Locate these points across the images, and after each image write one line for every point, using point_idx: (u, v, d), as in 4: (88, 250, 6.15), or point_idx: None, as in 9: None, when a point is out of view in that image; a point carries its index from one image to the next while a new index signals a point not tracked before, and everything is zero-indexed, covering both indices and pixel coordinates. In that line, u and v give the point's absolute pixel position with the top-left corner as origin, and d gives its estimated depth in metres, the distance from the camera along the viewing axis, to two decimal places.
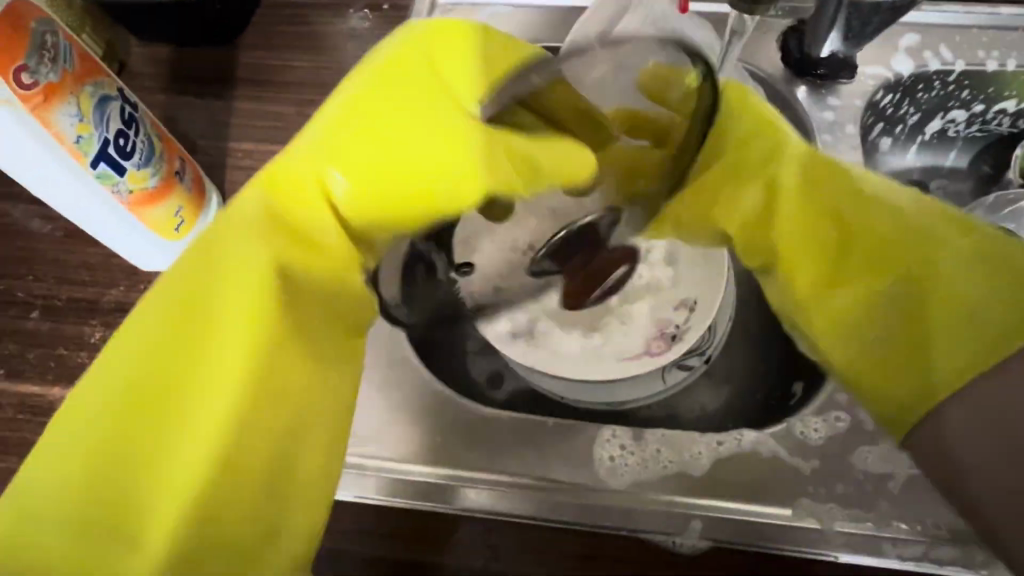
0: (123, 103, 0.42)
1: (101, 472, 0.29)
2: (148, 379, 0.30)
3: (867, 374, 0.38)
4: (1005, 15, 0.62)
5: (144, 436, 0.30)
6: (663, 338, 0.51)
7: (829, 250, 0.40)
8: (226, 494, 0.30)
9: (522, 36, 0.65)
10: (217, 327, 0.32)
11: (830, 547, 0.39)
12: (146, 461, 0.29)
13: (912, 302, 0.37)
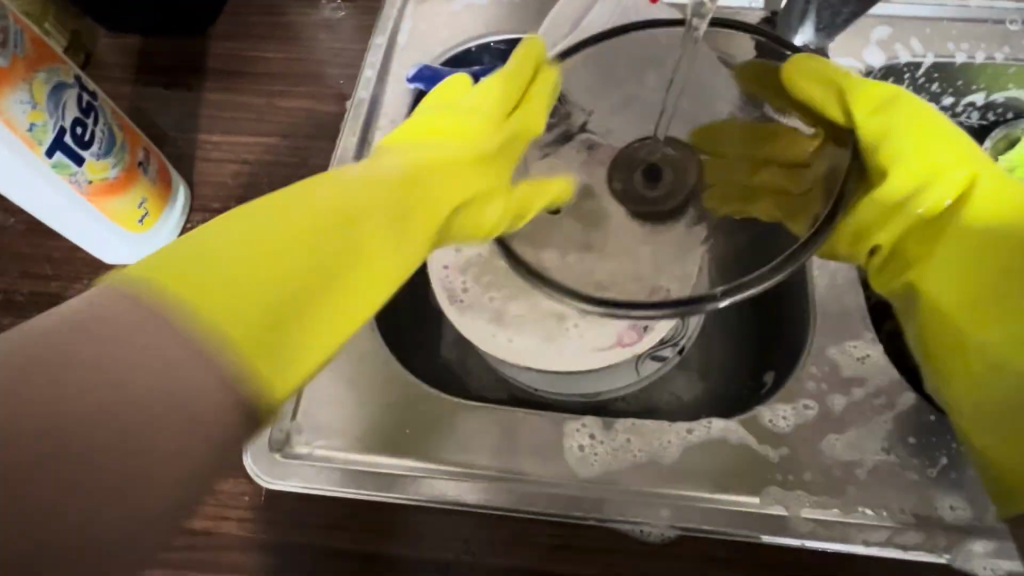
0: (80, 92, 0.41)
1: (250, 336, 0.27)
2: (307, 247, 0.31)
3: (986, 435, 0.39)
4: (974, 7, 0.63)
5: (290, 306, 0.29)
6: (635, 329, 0.52)
7: (967, 279, 0.41)
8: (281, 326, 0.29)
9: (497, 27, 0.65)
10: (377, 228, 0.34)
11: (796, 533, 0.40)
12: (280, 309, 0.29)
13: (1007, 302, 0.39)
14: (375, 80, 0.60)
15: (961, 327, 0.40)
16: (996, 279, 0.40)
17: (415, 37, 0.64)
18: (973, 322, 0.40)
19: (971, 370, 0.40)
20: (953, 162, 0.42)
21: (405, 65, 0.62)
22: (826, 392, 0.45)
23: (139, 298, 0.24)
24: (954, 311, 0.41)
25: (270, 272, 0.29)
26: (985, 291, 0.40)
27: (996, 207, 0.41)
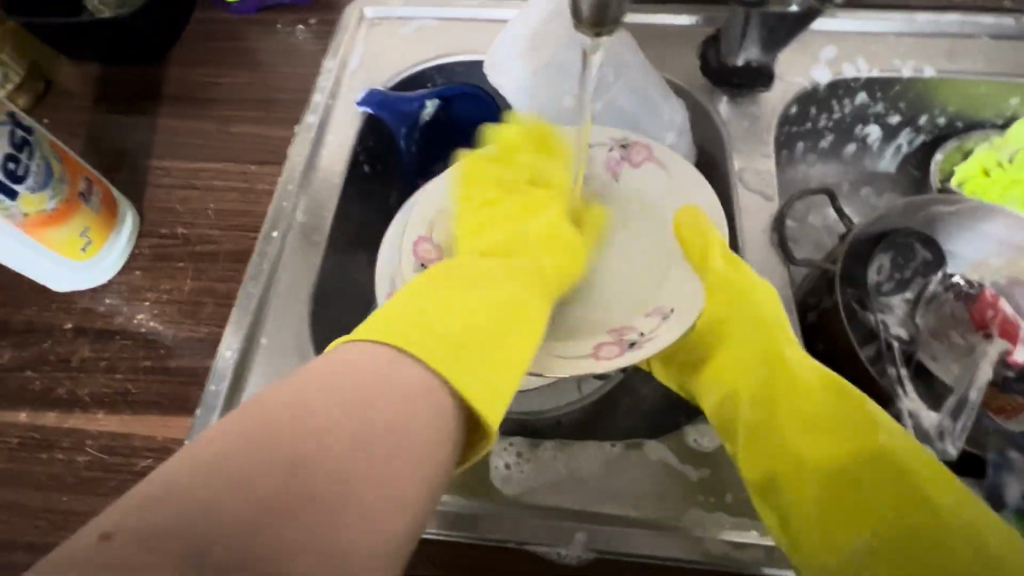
0: (13, 128, 0.43)
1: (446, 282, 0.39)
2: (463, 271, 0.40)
3: (852, 476, 0.37)
4: (921, 21, 0.63)
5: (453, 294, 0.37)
6: (618, 342, 0.41)
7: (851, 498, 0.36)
8: (425, 333, 0.33)
9: (446, 47, 0.66)
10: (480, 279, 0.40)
11: (714, 556, 0.40)
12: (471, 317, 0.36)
13: (971, 531, 0.34)
14: (324, 105, 0.61)
15: (873, 497, 0.36)
16: (889, 486, 0.36)
17: (368, 61, 0.65)
18: (888, 528, 0.35)
19: (850, 518, 0.36)
20: (855, 453, 0.37)
21: (354, 89, 0.63)
22: None
23: (389, 354, 0.31)
24: (768, 465, 0.39)
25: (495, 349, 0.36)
26: (804, 445, 0.39)
27: (883, 462, 0.37)
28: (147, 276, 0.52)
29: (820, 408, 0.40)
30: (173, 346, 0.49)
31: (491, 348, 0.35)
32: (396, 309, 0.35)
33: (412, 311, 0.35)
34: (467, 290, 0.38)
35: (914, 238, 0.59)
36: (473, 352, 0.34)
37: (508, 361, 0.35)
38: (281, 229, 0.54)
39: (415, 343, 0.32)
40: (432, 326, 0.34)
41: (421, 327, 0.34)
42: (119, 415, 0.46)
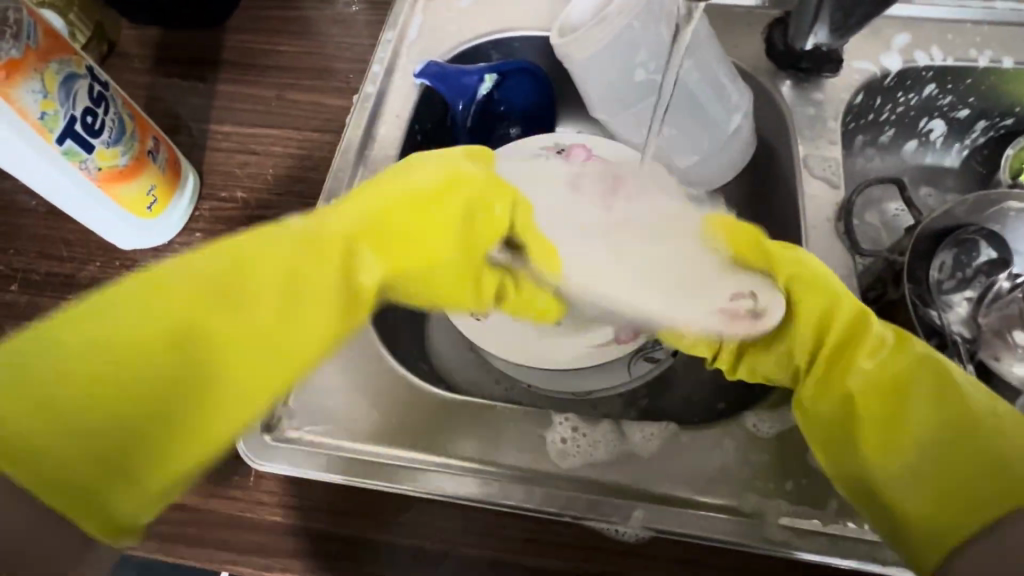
0: (91, 82, 0.43)
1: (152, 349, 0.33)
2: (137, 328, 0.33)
3: (870, 411, 0.37)
4: (1001, 9, 0.61)
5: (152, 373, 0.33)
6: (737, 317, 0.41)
7: (879, 432, 0.37)
8: (95, 416, 0.32)
9: (504, 22, 0.65)
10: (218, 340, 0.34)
11: (775, 542, 0.39)
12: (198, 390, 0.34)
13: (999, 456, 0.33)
14: (382, 75, 0.61)
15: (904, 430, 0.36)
16: (942, 409, 0.36)
17: (426, 34, 0.64)
18: (906, 464, 0.35)
19: (875, 454, 0.36)
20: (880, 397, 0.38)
21: (412, 61, 0.63)
22: None
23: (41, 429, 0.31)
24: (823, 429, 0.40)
25: (149, 381, 0.33)
26: (875, 380, 0.38)
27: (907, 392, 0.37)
28: (208, 238, 0.53)
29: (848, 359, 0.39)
30: None
31: (186, 397, 0.33)
32: (20, 355, 0.32)
33: (186, 337, 0.33)
34: (177, 349, 0.33)
35: (981, 234, 0.57)
36: (114, 393, 0.32)
37: (126, 396, 0.32)
38: (338, 196, 0.54)
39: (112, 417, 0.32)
40: (118, 391, 0.32)
41: (163, 388, 0.33)
42: None
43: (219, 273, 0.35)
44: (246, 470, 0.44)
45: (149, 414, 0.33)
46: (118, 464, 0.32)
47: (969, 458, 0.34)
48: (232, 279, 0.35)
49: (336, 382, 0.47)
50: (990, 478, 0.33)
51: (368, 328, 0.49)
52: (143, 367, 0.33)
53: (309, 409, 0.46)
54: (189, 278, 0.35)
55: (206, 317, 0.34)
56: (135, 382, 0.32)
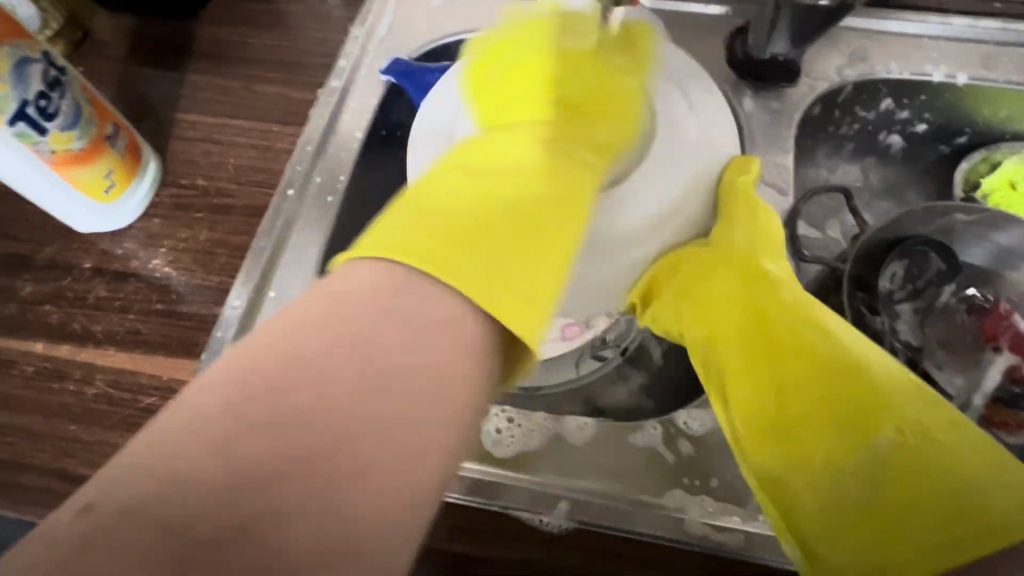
0: (46, 66, 0.44)
1: (490, 248, 0.32)
2: (492, 258, 0.31)
3: (815, 430, 0.37)
4: (957, 24, 0.62)
5: (505, 233, 0.33)
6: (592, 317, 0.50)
7: (808, 433, 0.37)
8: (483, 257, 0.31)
9: (472, 23, 0.66)
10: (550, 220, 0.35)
11: (693, 536, 0.40)
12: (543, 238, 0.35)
13: (956, 508, 0.33)
14: (348, 70, 0.62)
15: (867, 465, 0.35)
16: (900, 436, 0.35)
17: (395, 31, 0.65)
18: (851, 491, 0.35)
19: (805, 462, 0.37)
20: (827, 413, 0.37)
21: (380, 58, 0.64)
22: None
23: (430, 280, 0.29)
24: (761, 432, 0.39)
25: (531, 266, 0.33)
26: (795, 379, 0.39)
27: (862, 403, 0.37)
28: (165, 224, 0.54)
29: (804, 377, 0.39)
30: (184, 293, 0.51)
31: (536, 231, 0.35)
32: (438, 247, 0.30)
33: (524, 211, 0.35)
34: (530, 229, 0.34)
35: (931, 245, 0.57)
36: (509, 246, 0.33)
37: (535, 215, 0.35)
38: (296, 188, 0.55)
39: (446, 267, 0.29)
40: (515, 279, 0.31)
41: (466, 232, 0.32)
42: (129, 353, 0.48)
43: (517, 207, 0.35)
44: None
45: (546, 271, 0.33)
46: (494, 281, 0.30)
47: (885, 492, 0.35)
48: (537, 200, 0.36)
49: None
50: (927, 521, 0.34)
51: None
52: (502, 257, 0.32)
53: None
54: (479, 216, 0.33)
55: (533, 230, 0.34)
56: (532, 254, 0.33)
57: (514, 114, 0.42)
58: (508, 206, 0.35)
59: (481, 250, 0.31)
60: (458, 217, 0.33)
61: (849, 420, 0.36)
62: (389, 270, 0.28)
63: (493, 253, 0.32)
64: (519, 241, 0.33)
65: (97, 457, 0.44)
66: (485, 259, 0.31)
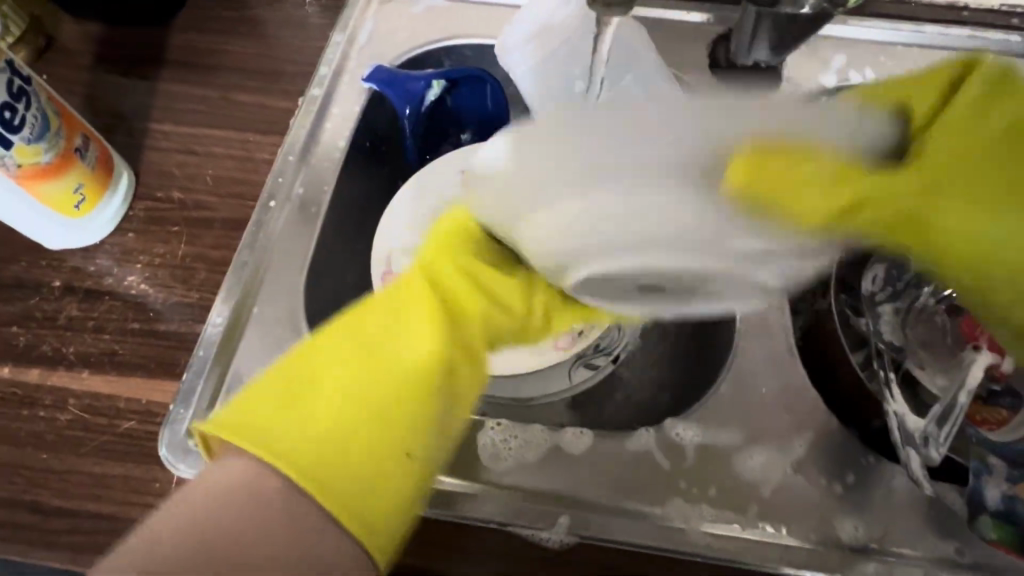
0: (10, 76, 0.42)
1: (341, 442, 0.34)
2: (325, 448, 0.33)
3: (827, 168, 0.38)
4: (929, 33, 0.64)
5: (357, 439, 0.34)
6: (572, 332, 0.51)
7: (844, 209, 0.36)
8: (347, 487, 0.33)
9: (456, 30, 0.65)
10: (391, 416, 0.35)
11: (694, 548, 0.40)
12: (376, 447, 0.35)
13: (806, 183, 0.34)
14: (330, 78, 0.61)
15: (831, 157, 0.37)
16: (831, 138, 0.38)
17: (377, 38, 0.64)
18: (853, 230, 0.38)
19: (858, 191, 0.36)
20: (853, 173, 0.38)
21: (362, 66, 0.63)
22: (743, 405, 0.46)
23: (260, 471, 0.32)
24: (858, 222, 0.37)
25: (359, 432, 0.34)
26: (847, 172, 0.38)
27: (820, 126, 0.37)
28: (140, 239, 0.52)
29: (835, 164, 0.36)
30: (161, 311, 0.49)
31: (383, 454, 0.35)
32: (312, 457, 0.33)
33: (312, 393, 0.35)
34: (353, 445, 0.34)
35: None
36: (374, 451, 0.34)
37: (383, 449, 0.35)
38: (279, 200, 0.54)
39: (325, 489, 0.32)
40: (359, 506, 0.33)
41: (295, 407, 0.34)
42: (104, 375, 0.46)
43: (336, 414, 0.35)
44: (166, 476, 0.42)
45: (417, 443, 0.36)
46: (351, 462, 0.34)
47: (809, 200, 0.35)
48: (366, 393, 0.35)
49: None
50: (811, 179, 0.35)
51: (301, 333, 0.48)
52: (365, 484, 0.34)
53: None
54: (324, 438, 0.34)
55: (359, 416, 0.35)
56: (383, 456, 0.35)
57: (399, 335, 0.37)
58: (342, 421, 0.34)
59: (338, 444, 0.34)
60: (291, 429, 0.33)
61: (857, 190, 0.37)
62: (247, 465, 0.32)
63: (338, 448, 0.34)
64: (347, 409, 0.35)
65: (68, 488, 0.42)
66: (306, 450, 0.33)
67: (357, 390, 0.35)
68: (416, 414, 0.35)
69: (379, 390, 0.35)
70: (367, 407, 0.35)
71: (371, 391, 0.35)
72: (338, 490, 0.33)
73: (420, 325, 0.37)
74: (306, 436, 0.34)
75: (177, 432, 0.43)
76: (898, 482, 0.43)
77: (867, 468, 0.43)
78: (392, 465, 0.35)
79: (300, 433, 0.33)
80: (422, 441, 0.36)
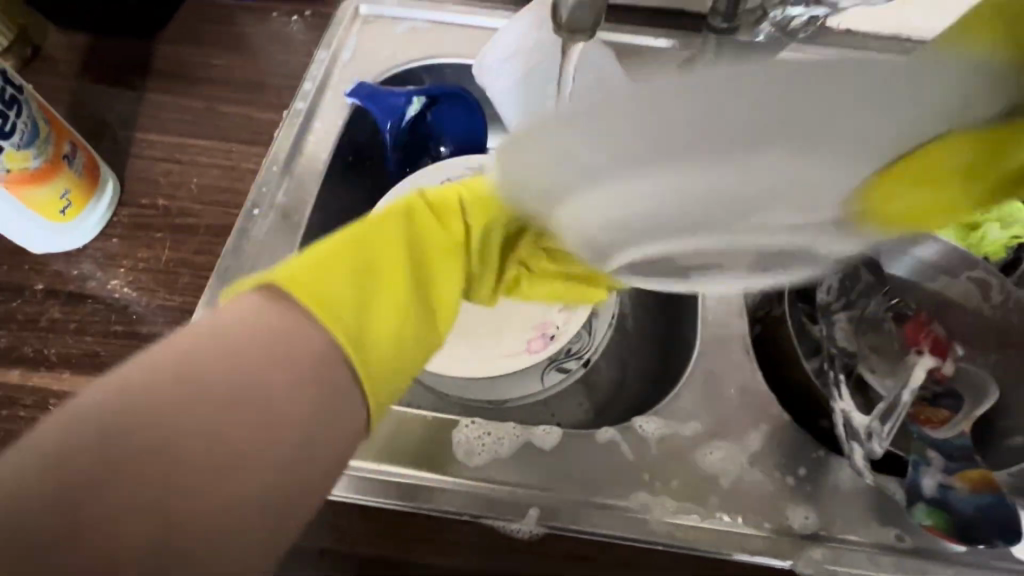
0: (3, 85, 0.43)
1: (350, 290, 0.35)
2: (335, 287, 0.34)
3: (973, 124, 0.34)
4: (875, 62, 0.69)
5: (375, 295, 0.36)
6: (542, 337, 0.54)
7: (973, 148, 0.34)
8: (355, 325, 0.34)
9: (436, 49, 0.68)
10: (396, 289, 0.37)
11: (656, 536, 0.42)
12: (367, 304, 0.35)
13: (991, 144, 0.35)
14: (314, 92, 0.63)
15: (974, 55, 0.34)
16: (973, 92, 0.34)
17: (360, 55, 0.67)
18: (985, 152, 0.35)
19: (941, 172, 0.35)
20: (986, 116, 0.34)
21: (345, 81, 0.65)
22: (704, 403, 0.49)
23: (278, 304, 0.32)
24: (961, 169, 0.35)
25: (356, 294, 0.35)
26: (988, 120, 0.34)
27: None
28: (124, 243, 0.53)
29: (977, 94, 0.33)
30: (144, 313, 0.50)
31: (378, 306, 0.36)
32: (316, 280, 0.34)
33: (372, 246, 0.37)
34: (369, 295, 0.36)
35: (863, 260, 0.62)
36: (367, 305, 0.35)
37: (385, 354, 0.35)
38: (262, 208, 0.56)
39: (323, 301, 0.33)
40: (368, 360, 0.34)
41: (324, 265, 0.35)
42: (86, 376, 0.47)
43: (363, 251, 0.37)
44: None
45: (420, 319, 0.38)
46: (364, 308, 0.35)
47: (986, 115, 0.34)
48: (379, 264, 0.37)
49: None
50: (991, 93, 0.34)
51: None
52: (364, 311, 0.35)
53: None
54: (331, 263, 0.35)
55: (386, 265, 0.37)
56: (394, 334, 0.36)
57: (441, 207, 0.41)
58: (366, 279, 0.36)
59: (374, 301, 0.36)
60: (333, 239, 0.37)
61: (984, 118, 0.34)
62: (267, 301, 0.32)
63: (342, 285, 0.35)
64: (380, 308, 0.36)
65: None
66: (328, 274, 0.34)
67: (399, 259, 0.38)
68: (449, 283, 0.40)
69: (409, 301, 0.38)
70: (378, 305, 0.36)
71: (387, 258, 0.38)
72: (336, 312, 0.34)
73: (400, 230, 0.39)
74: (340, 276, 0.35)
75: None
76: (845, 473, 0.46)
77: (818, 462, 0.46)
78: (389, 369, 0.36)
79: (369, 248, 0.37)
80: (417, 347, 0.38)
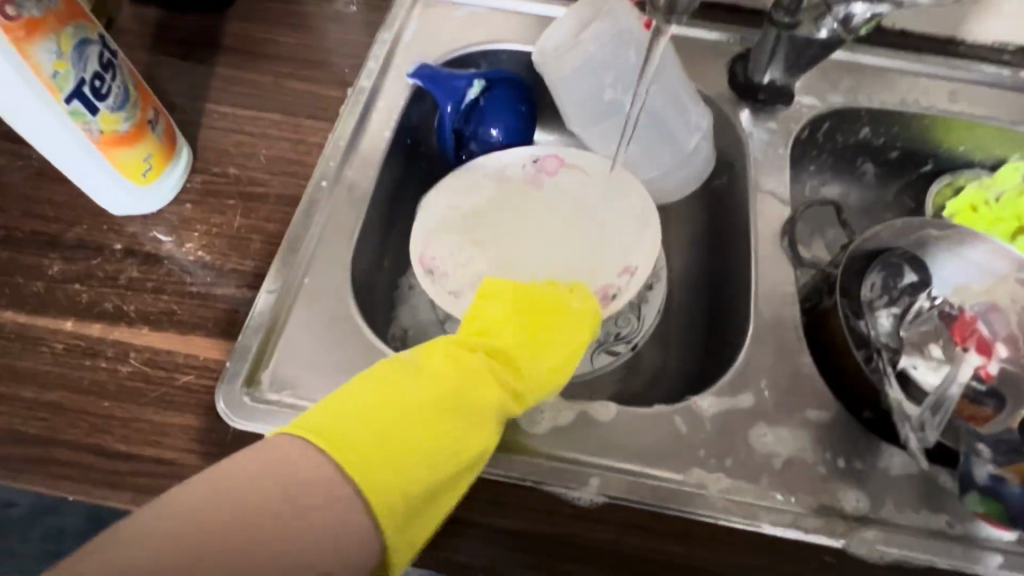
0: (102, 48, 0.45)
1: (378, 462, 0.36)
2: (366, 440, 0.37)
3: None
4: (929, 63, 0.69)
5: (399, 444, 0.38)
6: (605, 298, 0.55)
7: None
8: (381, 485, 0.36)
9: (495, 34, 0.69)
10: (423, 463, 0.38)
11: (712, 510, 0.44)
12: (402, 466, 0.37)
13: None
14: (377, 72, 0.65)
15: None
16: None
17: (420, 38, 0.69)
18: None
19: None
20: None
21: (406, 62, 0.67)
22: (758, 388, 0.50)
23: (311, 450, 0.36)
24: None
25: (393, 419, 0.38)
26: None
27: None
28: (197, 209, 0.55)
29: None
30: (217, 276, 0.52)
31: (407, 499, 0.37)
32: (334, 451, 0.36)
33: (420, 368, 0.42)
34: (404, 427, 0.38)
35: (906, 259, 0.63)
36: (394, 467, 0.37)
37: (412, 454, 0.38)
38: (329, 181, 0.57)
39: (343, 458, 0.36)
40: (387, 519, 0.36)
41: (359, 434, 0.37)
42: (163, 333, 0.49)
43: (397, 423, 0.39)
44: (222, 428, 0.45)
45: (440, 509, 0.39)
46: (387, 474, 0.36)
47: None
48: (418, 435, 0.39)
49: (312, 353, 0.49)
50: None
51: (348, 303, 0.52)
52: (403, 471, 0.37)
53: (284, 375, 0.48)
54: (362, 428, 0.38)
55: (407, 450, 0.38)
56: (425, 450, 0.38)
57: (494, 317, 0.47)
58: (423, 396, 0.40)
59: (408, 452, 0.37)
60: (400, 393, 0.40)
61: None
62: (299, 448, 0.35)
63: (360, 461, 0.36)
64: (413, 417, 0.39)
65: (130, 434, 0.45)
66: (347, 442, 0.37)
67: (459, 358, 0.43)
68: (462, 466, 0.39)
69: (423, 479, 0.38)
70: (414, 464, 0.38)
71: (426, 443, 0.39)
72: (362, 457, 0.36)
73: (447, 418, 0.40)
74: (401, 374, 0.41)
75: (233, 387, 0.46)
76: (895, 461, 0.47)
77: (869, 448, 0.47)
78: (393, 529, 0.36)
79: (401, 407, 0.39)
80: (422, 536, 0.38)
